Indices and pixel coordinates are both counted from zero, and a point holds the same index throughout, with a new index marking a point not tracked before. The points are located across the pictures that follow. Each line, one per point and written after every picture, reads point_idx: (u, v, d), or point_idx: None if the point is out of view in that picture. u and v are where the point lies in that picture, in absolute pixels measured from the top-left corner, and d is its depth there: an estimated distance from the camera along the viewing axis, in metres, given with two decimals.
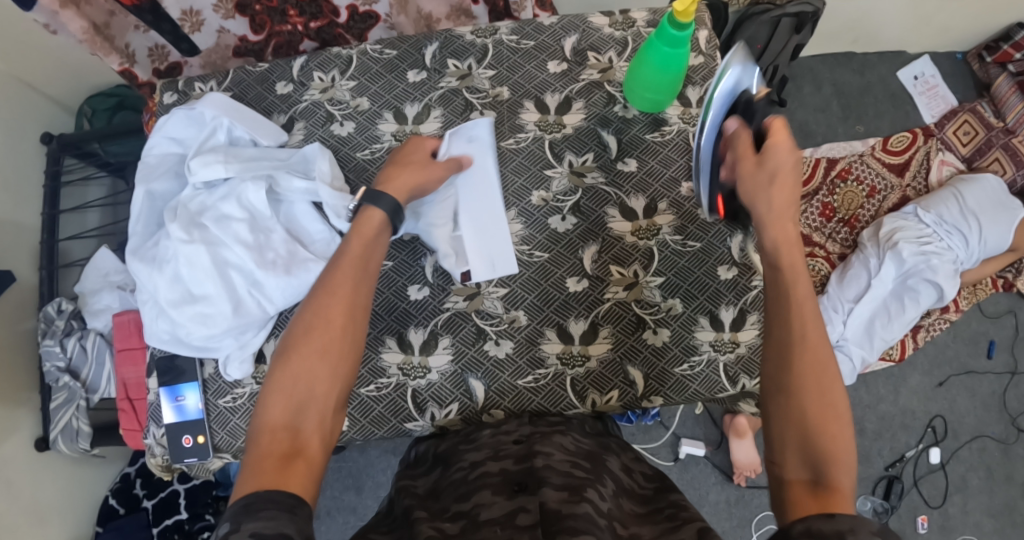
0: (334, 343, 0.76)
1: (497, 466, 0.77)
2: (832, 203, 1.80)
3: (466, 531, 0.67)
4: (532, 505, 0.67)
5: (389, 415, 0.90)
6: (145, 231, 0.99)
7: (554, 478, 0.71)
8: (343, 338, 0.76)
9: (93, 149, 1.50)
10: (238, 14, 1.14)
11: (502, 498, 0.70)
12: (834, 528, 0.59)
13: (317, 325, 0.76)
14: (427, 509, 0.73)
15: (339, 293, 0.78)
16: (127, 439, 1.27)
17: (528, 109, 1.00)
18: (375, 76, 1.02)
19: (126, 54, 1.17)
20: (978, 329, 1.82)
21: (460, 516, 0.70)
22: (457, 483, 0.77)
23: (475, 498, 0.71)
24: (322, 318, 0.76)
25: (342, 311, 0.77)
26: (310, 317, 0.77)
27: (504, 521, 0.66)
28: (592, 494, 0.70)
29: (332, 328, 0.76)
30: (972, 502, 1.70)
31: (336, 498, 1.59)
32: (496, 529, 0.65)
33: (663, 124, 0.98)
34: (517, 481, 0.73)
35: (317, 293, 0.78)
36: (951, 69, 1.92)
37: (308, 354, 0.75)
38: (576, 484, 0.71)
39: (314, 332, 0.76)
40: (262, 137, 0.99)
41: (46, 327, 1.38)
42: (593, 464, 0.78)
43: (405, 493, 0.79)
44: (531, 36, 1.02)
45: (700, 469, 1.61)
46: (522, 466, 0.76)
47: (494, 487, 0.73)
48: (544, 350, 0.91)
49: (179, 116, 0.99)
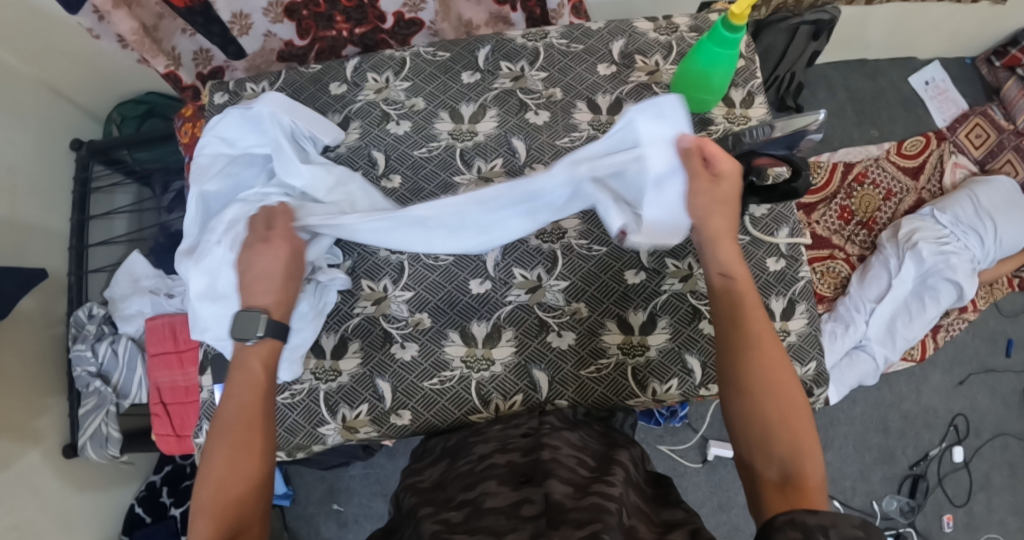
0: (248, 456, 0.77)
1: (504, 458, 0.79)
2: (850, 205, 1.82)
3: (468, 517, 0.70)
4: (536, 497, 0.69)
5: (453, 408, 0.93)
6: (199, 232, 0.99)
7: (560, 471, 0.73)
8: (257, 441, 0.79)
9: (122, 155, 1.50)
10: (286, 18, 1.17)
11: (507, 489, 0.72)
12: (818, 522, 0.62)
13: (232, 444, 0.77)
14: (434, 502, 0.75)
15: (242, 407, 0.80)
16: (161, 443, 1.27)
17: (580, 109, 1.03)
18: (429, 77, 1.06)
19: (171, 57, 1.19)
20: (995, 328, 1.85)
21: (465, 503, 0.73)
22: (464, 474, 0.79)
23: (480, 487, 0.74)
24: (238, 421, 0.79)
25: (246, 427, 0.79)
26: (227, 418, 0.79)
27: (509, 511, 0.68)
28: (599, 488, 0.71)
29: (247, 429, 0.79)
30: (996, 500, 1.72)
31: (367, 506, 1.58)
32: (501, 517, 0.68)
33: (709, 123, 1.02)
34: (525, 473, 0.75)
35: (228, 420, 0.79)
36: (961, 74, 1.98)
37: (226, 472, 0.76)
38: (581, 481, 0.72)
39: (231, 452, 0.77)
40: (322, 134, 1.01)
41: (77, 332, 1.38)
42: (600, 462, 0.79)
43: (411, 489, 0.82)
44: (580, 40, 1.06)
45: (729, 470, 1.62)
46: (529, 458, 0.78)
47: (500, 477, 0.75)
48: (604, 341, 0.94)
49: (234, 113, 0.99)
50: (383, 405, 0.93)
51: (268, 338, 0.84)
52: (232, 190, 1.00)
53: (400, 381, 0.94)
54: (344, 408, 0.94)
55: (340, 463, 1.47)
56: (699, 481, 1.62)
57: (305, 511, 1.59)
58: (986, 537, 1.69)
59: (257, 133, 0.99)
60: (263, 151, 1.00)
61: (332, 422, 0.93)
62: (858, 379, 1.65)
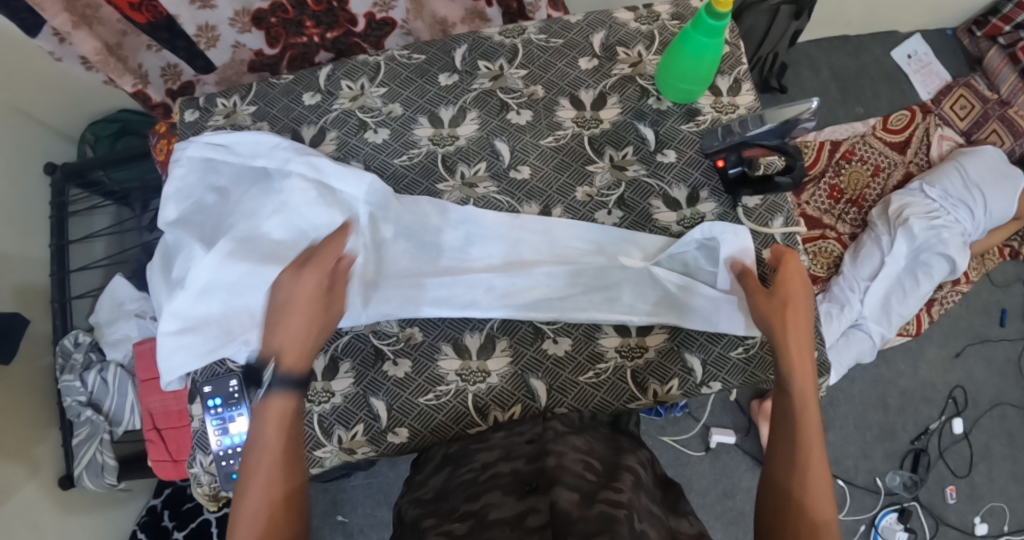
0: (282, 479, 0.79)
1: (509, 466, 0.77)
2: (839, 184, 1.80)
3: (474, 531, 0.67)
4: (542, 506, 0.67)
5: (450, 423, 0.90)
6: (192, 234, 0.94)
7: (567, 478, 0.71)
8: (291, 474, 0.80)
9: (98, 177, 1.43)
10: (255, 27, 1.13)
11: (512, 499, 0.70)
12: None
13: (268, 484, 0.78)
14: (437, 513, 0.74)
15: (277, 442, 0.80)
16: (159, 469, 1.22)
17: (564, 106, 1.00)
18: (405, 81, 1.02)
19: (139, 75, 1.14)
20: (989, 299, 1.85)
21: (469, 516, 0.70)
22: (468, 483, 0.77)
23: (484, 498, 0.71)
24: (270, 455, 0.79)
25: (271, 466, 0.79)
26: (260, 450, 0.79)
27: (513, 523, 0.66)
28: (607, 495, 0.70)
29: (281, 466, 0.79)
30: (997, 469, 1.72)
31: (372, 515, 1.55)
32: (507, 530, 0.65)
33: (697, 114, 0.99)
34: (529, 481, 0.73)
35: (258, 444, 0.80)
36: (943, 45, 1.97)
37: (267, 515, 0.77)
38: (589, 489, 0.71)
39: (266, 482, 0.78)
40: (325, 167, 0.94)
41: (65, 361, 1.32)
42: (607, 467, 0.77)
43: (413, 501, 0.80)
44: (559, 34, 1.03)
45: (731, 457, 1.61)
46: (534, 465, 0.75)
47: (504, 487, 0.73)
48: (601, 344, 0.92)
49: (154, 271, 0.97)
50: (380, 424, 0.90)
51: (274, 393, 0.81)
52: (229, 204, 0.96)
53: (395, 398, 0.91)
54: (340, 430, 0.90)
55: (342, 473, 1.44)
56: (703, 469, 1.61)
57: (310, 523, 1.56)
58: (989, 507, 1.70)
59: (198, 245, 0.93)
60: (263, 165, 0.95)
61: (328, 445, 0.90)
62: (856, 357, 1.63)
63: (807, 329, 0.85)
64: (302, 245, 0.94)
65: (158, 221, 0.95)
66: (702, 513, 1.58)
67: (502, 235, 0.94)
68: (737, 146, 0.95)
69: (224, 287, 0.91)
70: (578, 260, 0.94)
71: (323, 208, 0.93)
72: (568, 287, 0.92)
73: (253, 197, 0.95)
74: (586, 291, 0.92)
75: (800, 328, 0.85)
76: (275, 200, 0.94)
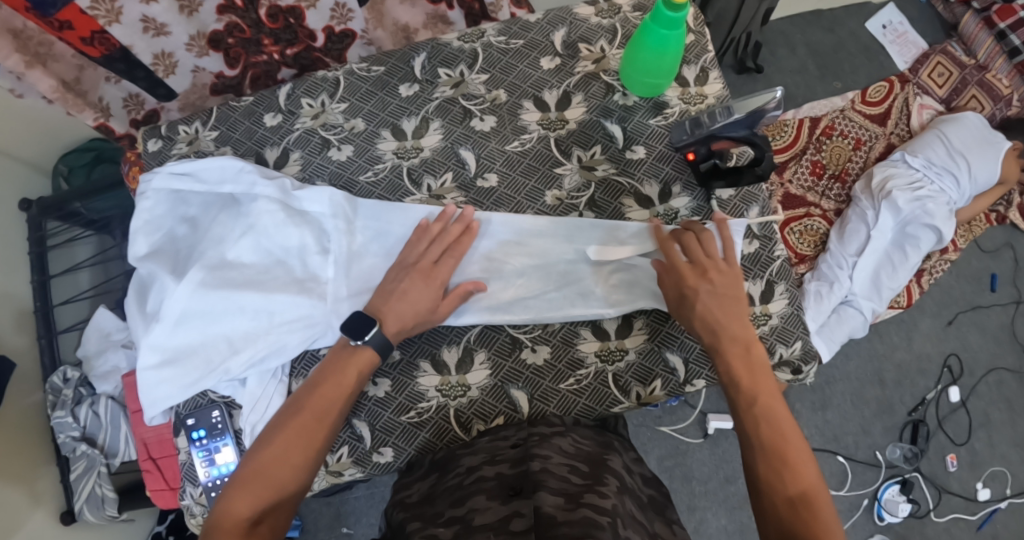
0: (311, 428, 0.82)
1: (493, 470, 0.76)
2: (821, 160, 1.77)
3: (459, 536, 0.66)
4: (526, 510, 0.66)
5: (435, 440, 0.89)
6: (166, 263, 0.93)
7: (551, 482, 0.70)
8: (321, 429, 0.82)
9: (75, 208, 1.39)
10: (212, 50, 1.10)
11: (497, 504, 0.69)
12: None
13: (293, 430, 0.81)
14: (421, 517, 0.73)
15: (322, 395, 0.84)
16: (157, 500, 1.18)
17: (528, 109, 0.99)
18: (366, 94, 1.00)
19: (99, 108, 1.12)
20: (978, 265, 1.84)
21: (454, 521, 0.69)
22: (452, 488, 0.76)
23: (469, 503, 0.70)
24: (310, 408, 0.83)
25: (309, 417, 0.82)
26: (302, 401, 0.83)
27: (498, 527, 0.65)
28: (592, 498, 0.68)
29: (316, 417, 0.82)
30: (996, 435, 1.72)
31: (375, 526, 1.54)
32: (491, 535, 0.64)
33: (664, 107, 0.98)
34: (513, 486, 0.72)
35: (294, 408, 0.83)
36: (917, 13, 1.95)
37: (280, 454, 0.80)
38: (573, 491, 0.70)
39: (292, 435, 0.81)
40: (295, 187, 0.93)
41: (55, 398, 1.31)
42: (592, 468, 0.76)
43: (399, 506, 0.80)
44: (519, 35, 1.02)
45: (731, 442, 1.61)
46: (517, 470, 0.74)
47: (489, 491, 0.72)
48: (581, 350, 0.91)
49: (129, 305, 0.95)
50: (364, 445, 0.89)
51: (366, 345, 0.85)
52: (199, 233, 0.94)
53: (376, 418, 0.90)
54: (325, 453, 0.89)
55: (342, 487, 1.43)
56: (704, 456, 1.60)
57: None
58: (991, 472, 1.69)
59: (170, 276, 0.91)
60: (230, 190, 0.93)
61: None
62: (848, 333, 1.61)
63: (732, 308, 0.86)
64: (276, 269, 0.92)
65: (129, 256, 0.93)
66: (706, 500, 1.57)
67: (476, 243, 0.93)
68: (707, 139, 0.93)
69: (198, 317, 0.89)
70: (548, 254, 0.92)
71: (292, 228, 0.92)
72: (540, 283, 0.91)
73: (222, 223, 0.93)
74: (562, 287, 0.91)
75: (729, 302, 0.86)
76: (244, 224, 0.92)
